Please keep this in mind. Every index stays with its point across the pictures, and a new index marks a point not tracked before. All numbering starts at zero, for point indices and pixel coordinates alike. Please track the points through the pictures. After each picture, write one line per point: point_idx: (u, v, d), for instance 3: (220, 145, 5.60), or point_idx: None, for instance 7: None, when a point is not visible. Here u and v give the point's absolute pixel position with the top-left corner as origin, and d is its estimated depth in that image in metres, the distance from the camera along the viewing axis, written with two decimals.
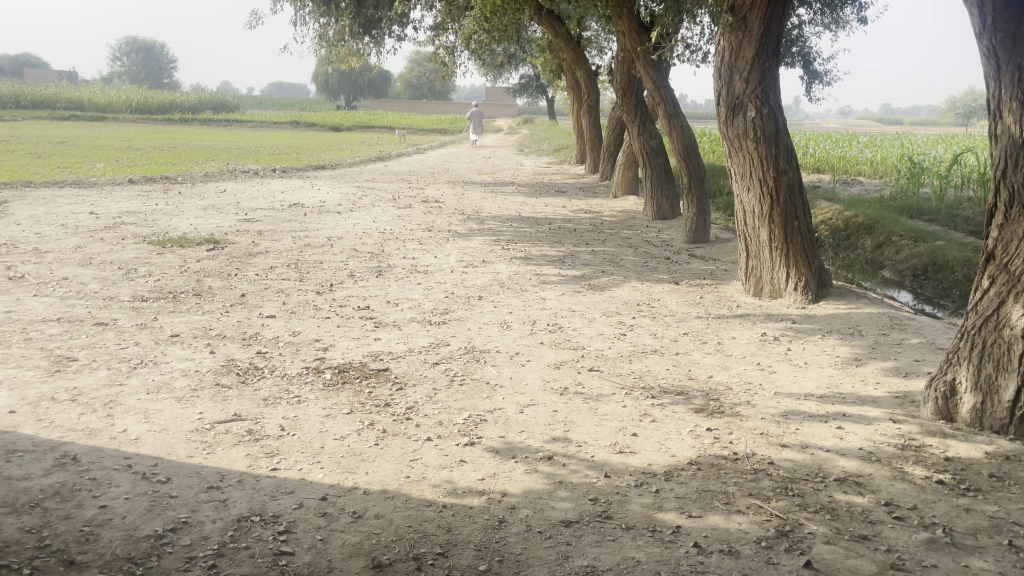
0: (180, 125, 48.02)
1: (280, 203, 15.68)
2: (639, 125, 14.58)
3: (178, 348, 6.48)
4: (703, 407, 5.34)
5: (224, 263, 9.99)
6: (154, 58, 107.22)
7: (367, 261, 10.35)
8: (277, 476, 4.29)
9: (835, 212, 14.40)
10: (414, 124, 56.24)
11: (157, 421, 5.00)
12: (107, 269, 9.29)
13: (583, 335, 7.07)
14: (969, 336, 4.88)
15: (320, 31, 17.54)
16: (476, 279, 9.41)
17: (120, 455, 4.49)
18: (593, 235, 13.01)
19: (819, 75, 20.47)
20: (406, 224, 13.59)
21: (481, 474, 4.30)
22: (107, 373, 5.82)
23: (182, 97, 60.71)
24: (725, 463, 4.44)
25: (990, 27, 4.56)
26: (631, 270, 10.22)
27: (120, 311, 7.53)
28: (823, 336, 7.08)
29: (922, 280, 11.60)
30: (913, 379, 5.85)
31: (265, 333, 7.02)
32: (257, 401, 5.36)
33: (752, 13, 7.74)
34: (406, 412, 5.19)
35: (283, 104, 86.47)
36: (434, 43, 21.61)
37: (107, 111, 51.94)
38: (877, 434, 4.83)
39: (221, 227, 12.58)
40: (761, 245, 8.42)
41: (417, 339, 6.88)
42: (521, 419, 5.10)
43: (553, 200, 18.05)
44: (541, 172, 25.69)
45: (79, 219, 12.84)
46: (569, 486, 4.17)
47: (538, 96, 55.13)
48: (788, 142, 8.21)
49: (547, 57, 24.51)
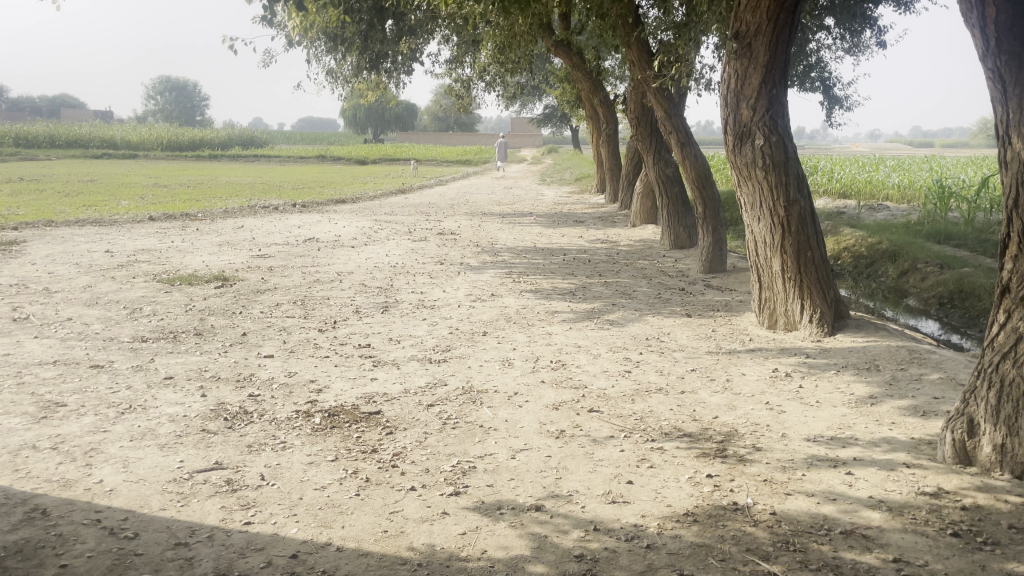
0: (209, 162, 48.74)
1: (295, 238, 15.69)
2: (654, 154, 14.40)
3: (169, 391, 6.34)
4: (705, 450, 5.07)
5: (231, 300, 9.91)
6: (185, 98, 109.22)
7: (375, 296, 10.23)
8: (249, 531, 4.09)
9: (858, 238, 14.05)
10: (439, 156, 56.64)
11: (135, 470, 4.84)
12: (112, 309, 9.24)
13: (586, 373, 6.83)
14: (986, 375, 4.59)
15: (334, 67, 17.65)
16: (483, 314, 9.23)
17: (91, 508, 4.32)
18: (608, 266, 12.78)
19: (840, 100, 20.21)
20: (418, 257, 13.46)
21: (462, 528, 4.08)
22: (92, 420, 5.68)
23: (211, 134, 61.79)
24: (723, 515, 4.16)
25: (993, 49, 4.34)
26: (644, 302, 9.97)
27: (118, 353, 7.44)
28: (838, 371, 6.77)
29: (949, 307, 11.21)
30: (932, 420, 5.52)
31: (261, 374, 6.87)
32: (241, 448, 5.19)
33: (757, 40, 7.54)
34: (392, 459, 4.98)
35: (311, 138, 87.72)
36: (451, 76, 21.63)
37: (137, 148, 52.84)
38: (890, 481, 4.53)
39: (232, 264, 12.56)
40: (774, 277, 8.14)
41: (414, 378, 6.69)
42: (511, 465, 4.86)
43: (571, 230, 17.87)
44: (561, 202, 25.55)
45: (94, 257, 12.90)
46: (555, 542, 3.92)
47: (562, 125, 55.32)
48: (797, 170, 7.96)
49: (565, 87, 24.52)
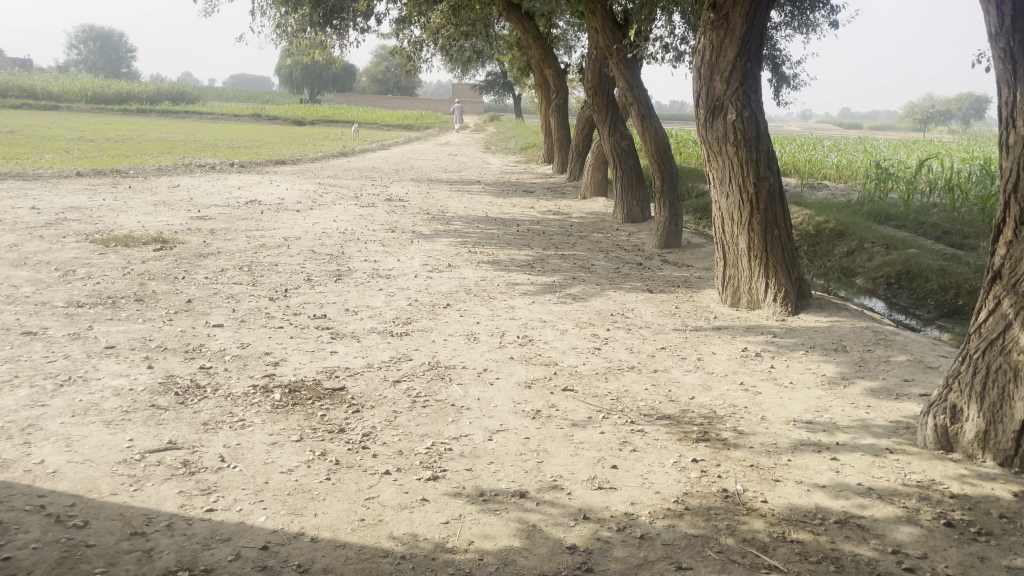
0: (137, 116, 46.63)
1: (236, 200, 15.04)
2: (610, 125, 14.18)
3: (112, 362, 5.90)
4: (687, 433, 4.92)
5: (171, 264, 9.37)
6: (112, 47, 103.97)
7: (326, 264, 9.81)
8: (212, 519, 3.77)
9: (806, 216, 14.15)
10: (380, 119, 55.45)
11: (80, 450, 4.43)
12: (42, 271, 8.61)
13: (555, 349, 6.63)
14: (971, 361, 4.56)
15: (279, 21, 16.89)
16: (441, 285, 8.93)
17: (33, 493, 3.91)
18: (563, 239, 12.56)
19: (787, 79, 20.36)
20: (368, 224, 13.03)
21: (445, 516, 3.85)
22: (28, 392, 5.22)
23: (139, 87, 59.17)
24: (716, 504, 4.01)
25: (1008, 27, 4.24)
26: (604, 277, 9.79)
27: (51, 319, 6.90)
28: (806, 352, 6.72)
29: (896, 288, 11.37)
30: (906, 403, 5.49)
31: (210, 345, 6.46)
32: (196, 426, 4.82)
33: (735, 11, 7.43)
34: (362, 440, 4.70)
35: (245, 96, 84.81)
36: (399, 36, 20.98)
37: (60, 99, 50.12)
38: (876, 467, 4.46)
39: (171, 225, 11.92)
40: (738, 254, 8.05)
41: (376, 353, 6.37)
42: (489, 448, 4.63)
43: (521, 201, 17.57)
44: (507, 171, 25.23)
45: (19, 214, 12.09)
46: (545, 534, 3.71)
47: (505, 93, 54.86)
48: (768, 146, 7.84)
49: (515, 54, 24.10)
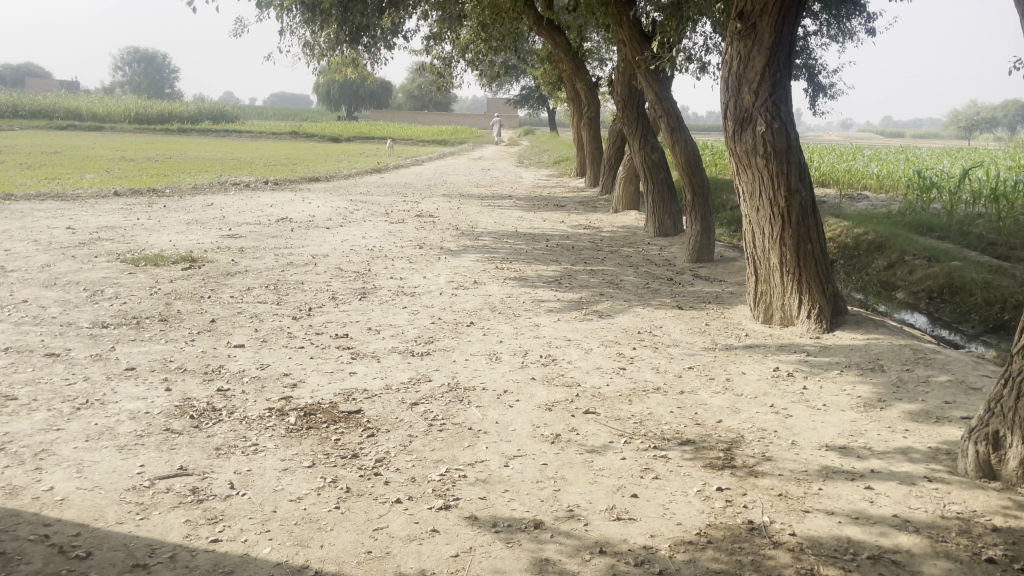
0: (178, 135, 47.48)
1: (268, 218, 15.11)
2: (641, 137, 14.00)
3: (131, 384, 5.86)
4: (712, 459, 4.72)
5: (198, 283, 9.39)
6: (156, 68, 106.34)
7: (352, 282, 9.75)
8: (216, 551, 3.67)
9: (844, 228, 13.78)
10: (415, 135, 55.74)
11: (90, 476, 4.37)
12: (71, 291, 8.68)
13: (578, 369, 6.46)
14: (1014, 384, 4.30)
15: (310, 41, 17.02)
16: (466, 302, 8.81)
17: (39, 522, 3.85)
18: (592, 253, 12.38)
19: (824, 88, 19.99)
20: (396, 240, 12.98)
21: (455, 549, 3.70)
22: (45, 416, 5.20)
23: (181, 108, 60.37)
24: (740, 538, 3.81)
25: None
26: (632, 293, 9.59)
27: (75, 340, 6.91)
28: (841, 371, 6.46)
29: (938, 302, 10.98)
30: (946, 426, 5.22)
31: (230, 366, 6.41)
32: (208, 451, 4.75)
33: (762, 20, 7.25)
34: (375, 466, 4.58)
35: (283, 114, 85.98)
36: (430, 52, 21.03)
37: (104, 120, 51.26)
38: (912, 497, 4.22)
39: (201, 244, 11.99)
40: (770, 269, 7.81)
41: (395, 373, 6.27)
42: (505, 475, 4.48)
43: (552, 215, 17.43)
44: (540, 185, 25.11)
45: (55, 234, 12.26)
46: (558, 569, 3.54)
47: (539, 107, 54.85)
48: (799, 158, 7.61)
49: (546, 68, 24.03)
